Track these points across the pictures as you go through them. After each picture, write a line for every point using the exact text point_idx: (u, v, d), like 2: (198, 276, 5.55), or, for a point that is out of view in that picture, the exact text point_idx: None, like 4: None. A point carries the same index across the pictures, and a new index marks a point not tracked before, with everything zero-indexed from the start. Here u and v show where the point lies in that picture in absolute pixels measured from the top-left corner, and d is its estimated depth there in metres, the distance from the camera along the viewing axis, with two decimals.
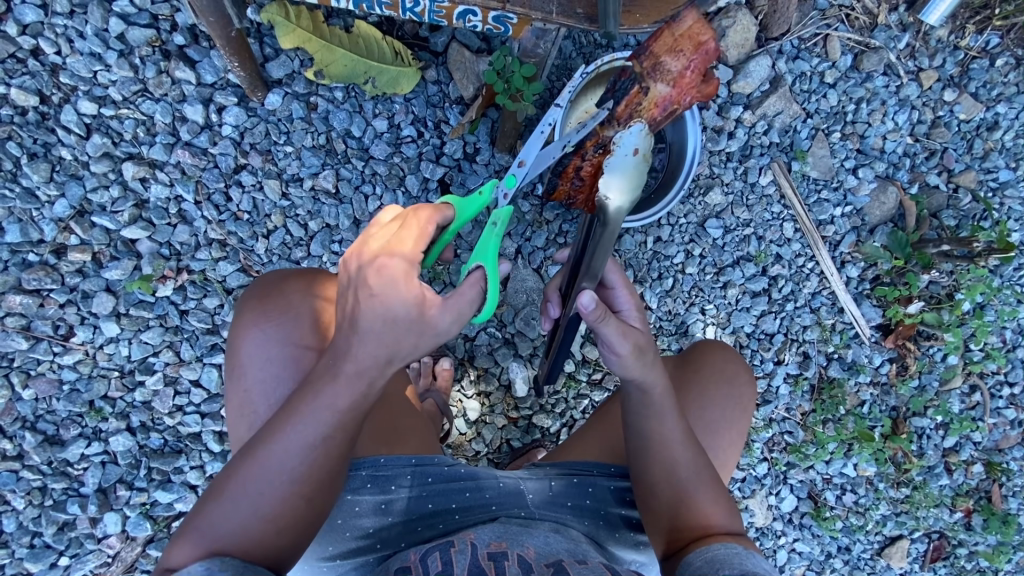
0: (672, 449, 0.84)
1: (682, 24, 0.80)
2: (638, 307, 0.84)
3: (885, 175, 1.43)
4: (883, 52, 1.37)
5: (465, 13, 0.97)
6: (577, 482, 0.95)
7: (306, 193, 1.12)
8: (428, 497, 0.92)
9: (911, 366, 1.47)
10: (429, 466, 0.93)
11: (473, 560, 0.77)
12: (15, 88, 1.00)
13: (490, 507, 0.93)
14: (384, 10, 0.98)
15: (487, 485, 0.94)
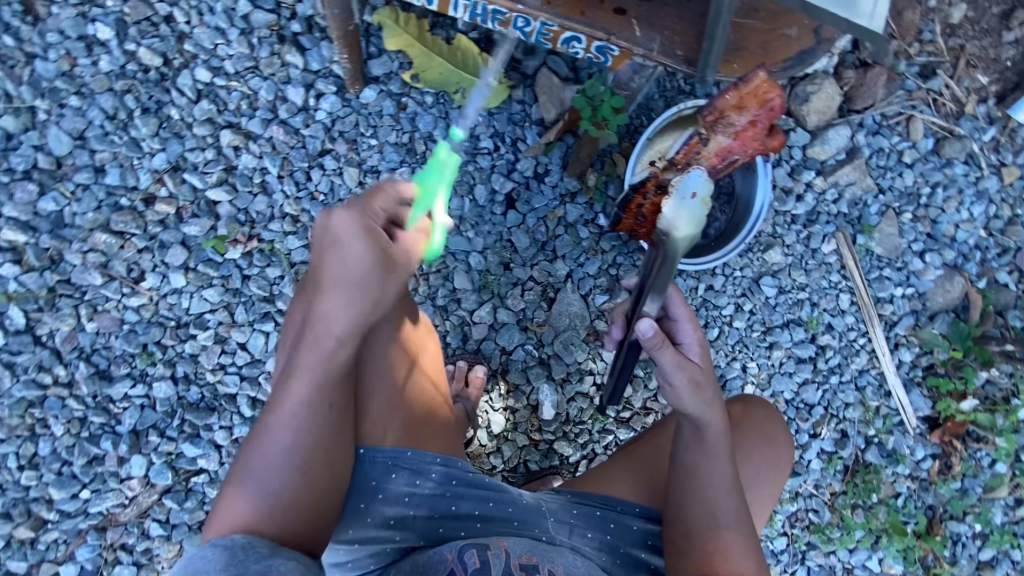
0: (716, 500, 0.83)
1: (753, 81, 0.95)
2: (702, 343, 0.85)
3: (953, 264, 1.39)
4: (965, 141, 1.36)
5: (569, 40, 1.02)
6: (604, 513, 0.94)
7: (381, 185, 1.18)
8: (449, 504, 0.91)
9: (955, 466, 1.41)
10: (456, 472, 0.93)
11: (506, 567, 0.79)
12: (144, 47, 1.07)
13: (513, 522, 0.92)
14: (495, 25, 1.04)
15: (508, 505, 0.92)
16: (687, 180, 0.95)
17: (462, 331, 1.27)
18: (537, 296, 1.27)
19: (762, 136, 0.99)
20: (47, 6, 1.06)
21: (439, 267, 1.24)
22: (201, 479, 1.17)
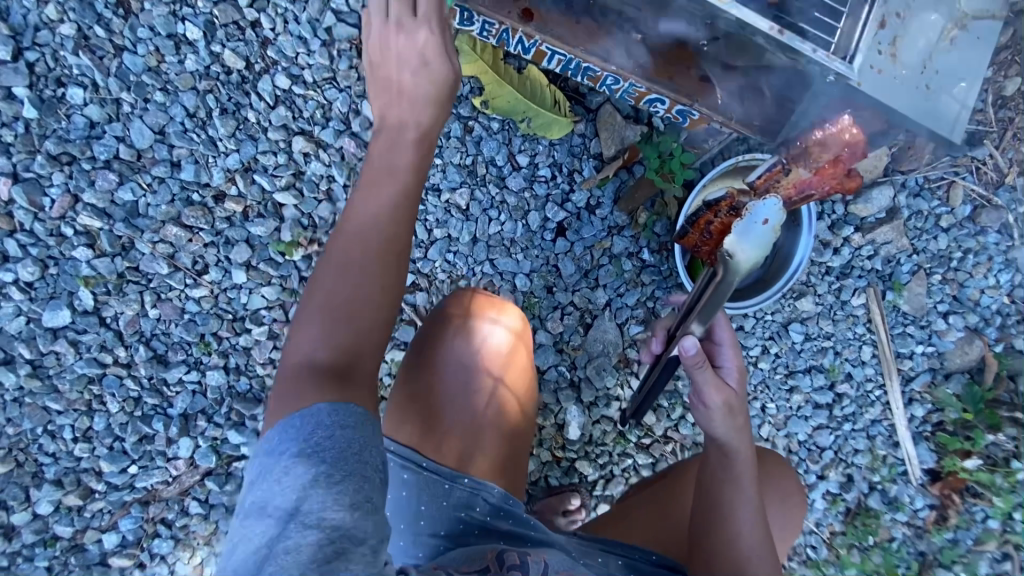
0: (744, 539, 0.89)
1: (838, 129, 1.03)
2: (739, 367, 0.93)
3: (975, 327, 1.44)
4: (1003, 211, 1.40)
5: (653, 100, 1.14)
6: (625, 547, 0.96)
7: (441, 204, 1.23)
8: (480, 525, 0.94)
9: (951, 518, 1.47)
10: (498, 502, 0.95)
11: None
12: (228, 49, 1.10)
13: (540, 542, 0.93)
14: (585, 79, 1.16)
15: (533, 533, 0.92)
16: (760, 205, 0.95)
17: None
18: (574, 322, 1.31)
19: (840, 176, 1.05)
20: (140, 1, 1.05)
21: (486, 285, 1.26)
22: (243, 465, 1.23)
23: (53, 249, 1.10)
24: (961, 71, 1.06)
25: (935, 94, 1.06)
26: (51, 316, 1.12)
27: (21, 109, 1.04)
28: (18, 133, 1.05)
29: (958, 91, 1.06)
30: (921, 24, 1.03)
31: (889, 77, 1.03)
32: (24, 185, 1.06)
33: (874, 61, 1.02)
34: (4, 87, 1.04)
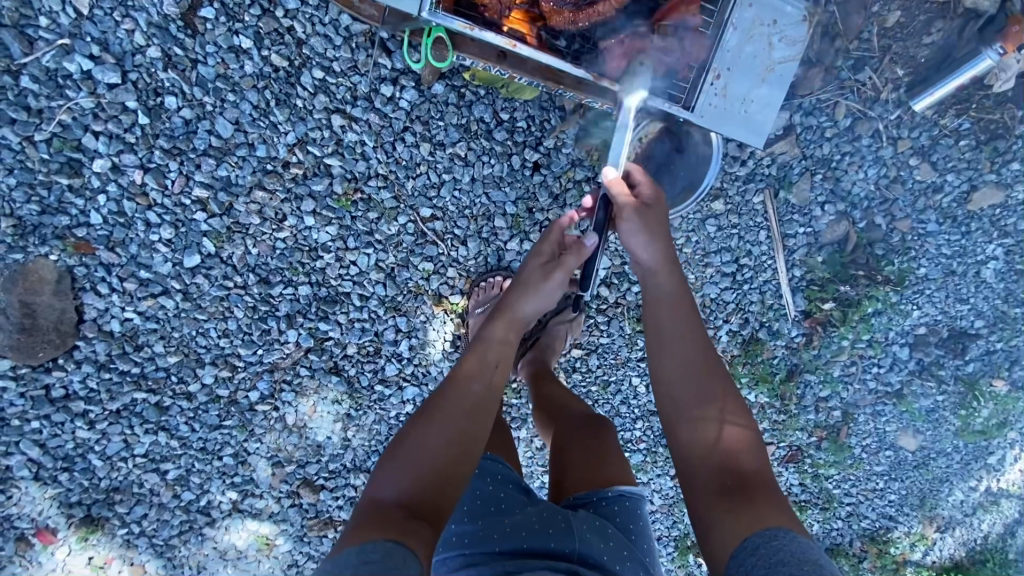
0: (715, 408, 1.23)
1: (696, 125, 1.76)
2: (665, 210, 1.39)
3: (845, 211, 1.97)
4: (873, 121, 1.84)
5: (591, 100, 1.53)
6: (602, 556, 1.20)
7: (447, 155, 1.65)
8: (476, 518, 1.29)
9: (815, 341, 2.15)
10: (491, 470, 1.37)
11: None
12: (275, 53, 1.46)
13: (532, 526, 1.24)
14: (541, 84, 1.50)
15: (517, 499, 1.34)
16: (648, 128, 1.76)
17: (497, 254, 1.81)
18: None
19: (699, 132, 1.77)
20: (203, 23, 1.41)
21: (484, 211, 1.75)
22: (331, 343, 1.81)
23: (180, 215, 1.56)
24: (779, 96, 1.52)
25: (759, 113, 1.52)
26: (188, 259, 1.61)
27: (137, 117, 1.44)
28: (138, 135, 1.46)
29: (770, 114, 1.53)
30: (746, 71, 1.49)
31: (724, 110, 1.51)
32: (152, 172, 1.49)
33: (711, 100, 1.50)
34: (121, 102, 1.43)
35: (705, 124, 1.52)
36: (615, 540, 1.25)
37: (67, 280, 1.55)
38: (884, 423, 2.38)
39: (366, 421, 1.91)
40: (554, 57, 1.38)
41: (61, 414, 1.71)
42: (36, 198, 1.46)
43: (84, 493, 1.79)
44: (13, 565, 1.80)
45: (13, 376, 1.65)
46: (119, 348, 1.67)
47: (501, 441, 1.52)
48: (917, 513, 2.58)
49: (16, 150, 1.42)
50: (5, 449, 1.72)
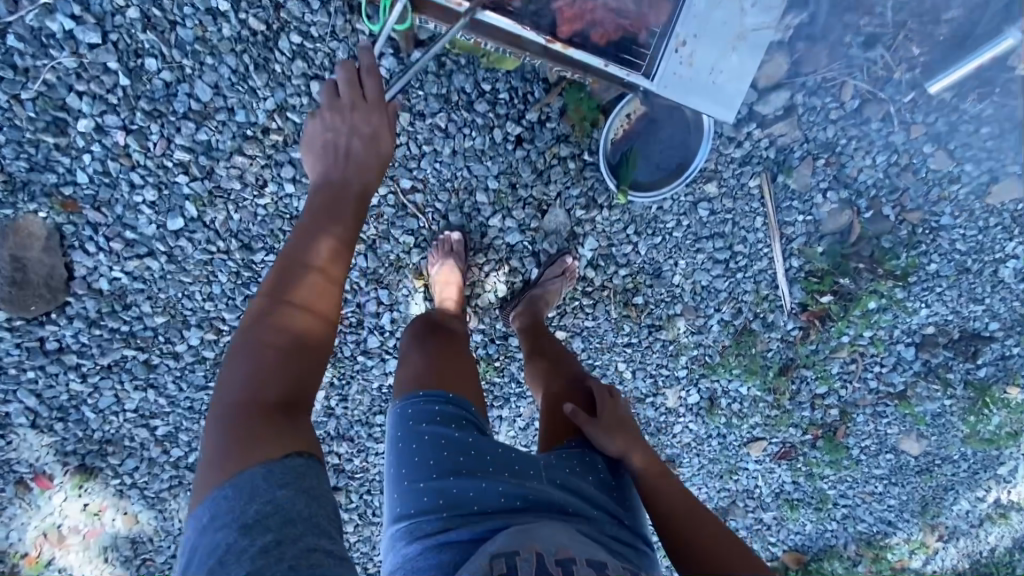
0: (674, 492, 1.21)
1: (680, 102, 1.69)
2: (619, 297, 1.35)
3: (849, 199, 1.87)
4: (883, 104, 1.74)
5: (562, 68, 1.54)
6: (579, 504, 1.12)
7: (427, 126, 1.65)
8: (445, 472, 1.12)
9: (813, 335, 2.06)
10: (452, 414, 1.19)
11: (546, 564, 0.92)
12: (253, 17, 1.45)
13: (513, 466, 1.14)
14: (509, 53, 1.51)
15: (490, 441, 1.17)
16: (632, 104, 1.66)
17: (481, 230, 1.83)
18: (533, 209, 1.80)
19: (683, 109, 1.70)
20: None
21: (466, 184, 1.75)
22: None
23: (162, 177, 1.58)
24: (744, 69, 1.56)
25: (723, 85, 1.57)
26: (172, 221, 1.63)
27: (118, 78, 1.46)
28: (120, 97, 1.48)
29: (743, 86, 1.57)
30: (711, 42, 1.53)
31: (688, 80, 1.55)
32: (134, 134, 1.51)
33: (676, 69, 1.54)
34: (103, 63, 1.45)
35: (670, 94, 1.56)
36: (591, 482, 1.20)
37: (57, 238, 1.60)
38: (885, 424, 2.28)
39: (350, 391, 1.98)
40: (513, 23, 1.43)
41: (55, 366, 1.78)
42: (25, 155, 1.50)
43: (78, 443, 1.88)
44: (13, 507, 1.90)
45: (8, 327, 1.71)
46: (109, 306, 1.71)
47: (468, 377, 1.32)
48: (918, 520, 2.48)
49: (4, 108, 1.46)
50: (4, 397, 1.80)
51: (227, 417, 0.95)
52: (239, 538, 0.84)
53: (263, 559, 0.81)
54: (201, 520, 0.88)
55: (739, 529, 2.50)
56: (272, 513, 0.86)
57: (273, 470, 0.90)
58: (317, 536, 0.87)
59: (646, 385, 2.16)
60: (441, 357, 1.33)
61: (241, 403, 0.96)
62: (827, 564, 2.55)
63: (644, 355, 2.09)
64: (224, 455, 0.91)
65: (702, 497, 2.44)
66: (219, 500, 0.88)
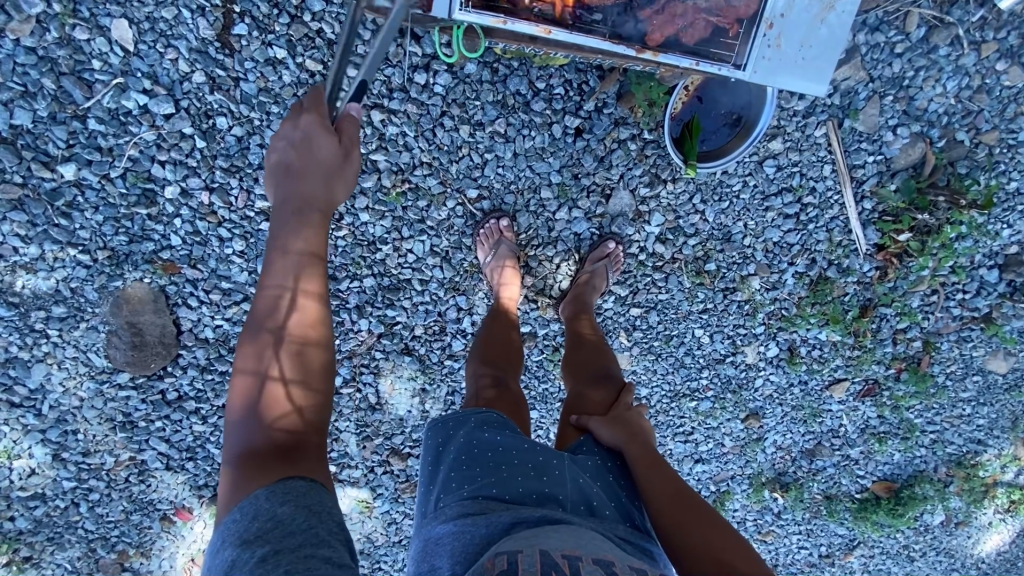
0: (659, 471, 1.25)
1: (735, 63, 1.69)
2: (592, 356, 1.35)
3: (920, 132, 1.82)
4: (952, 28, 1.69)
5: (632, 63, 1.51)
6: (595, 501, 1.17)
7: (487, 134, 1.68)
8: (473, 463, 1.20)
9: (890, 273, 2.04)
10: (487, 418, 1.33)
11: (552, 558, 0.95)
12: (309, 58, 1.47)
13: (537, 458, 1.21)
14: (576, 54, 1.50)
15: (516, 440, 1.25)
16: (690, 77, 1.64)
17: (548, 225, 1.86)
18: (598, 196, 1.82)
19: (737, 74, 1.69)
20: (238, 41, 1.44)
21: (530, 184, 1.77)
22: (400, 326, 1.94)
23: (248, 227, 1.64)
24: (836, 41, 1.49)
25: (814, 62, 1.50)
26: (261, 266, 1.69)
27: (195, 142, 1.52)
28: (198, 159, 1.54)
29: (829, 63, 1.50)
30: (801, 19, 1.46)
31: (778, 62, 1.49)
32: (216, 192, 1.58)
33: (764, 53, 1.48)
34: (179, 130, 1.50)
35: (759, 78, 1.50)
36: (605, 488, 1.23)
37: (162, 299, 1.70)
38: (970, 348, 2.25)
39: (442, 394, 2.07)
40: (593, 39, 1.41)
41: (179, 413, 1.89)
42: (122, 230, 1.58)
43: (208, 476, 2.02)
44: (162, 539, 2.07)
45: (133, 385, 1.82)
46: (216, 352, 1.80)
47: (510, 400, 1.49)
48: (1009, 435, 2.48)
49: (96, 189, 1.53)
50: (138, 447, 1.93)
51: (244, 458, 0.98)
52: (240, 552, 0.88)
53: (260, 567, 0.85)
54: (215, 544, 0.92)
55: (827, 468, 2.52)
56: (270, 527, 0.89)
57: (275, 489, 0.93)
58: (316, 545, 0.89)
59: (724, 346, 2.18)
60: (487, 387, 1.51)
61: (255, 447, 0.98)
62: (919, 489, 2.56)
63: (720, 318, 2.11)
64: (243, 483, 0.95)
65: (787, 443, 2.46)
66: (230, 523, 0.92)
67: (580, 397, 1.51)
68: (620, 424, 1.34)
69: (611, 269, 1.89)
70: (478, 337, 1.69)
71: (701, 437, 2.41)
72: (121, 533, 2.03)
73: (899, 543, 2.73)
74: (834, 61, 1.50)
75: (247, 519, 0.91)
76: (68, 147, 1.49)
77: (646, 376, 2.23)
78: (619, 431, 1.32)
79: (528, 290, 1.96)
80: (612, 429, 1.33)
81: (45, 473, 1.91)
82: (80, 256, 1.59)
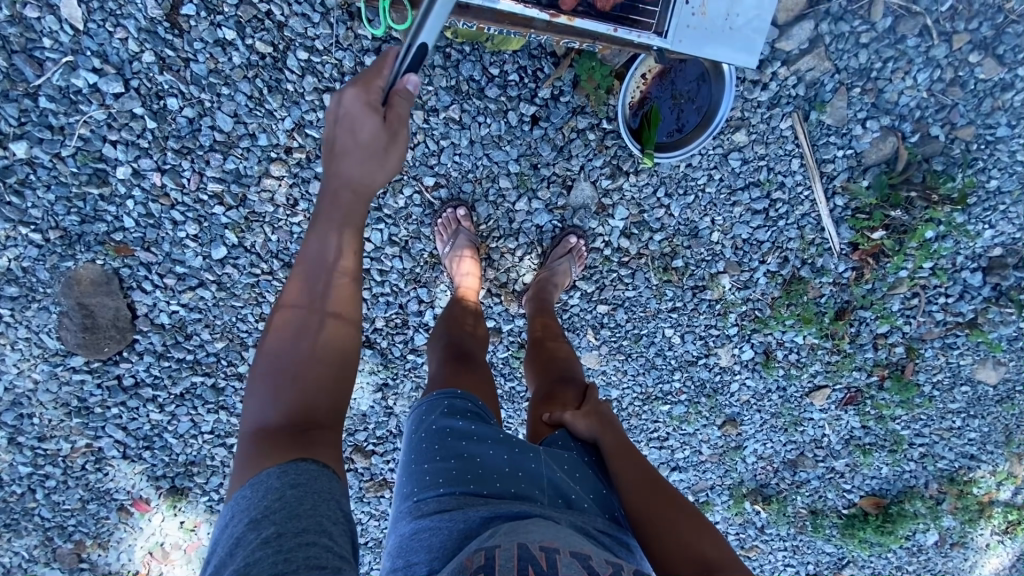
0: (636, 465, 1.18)
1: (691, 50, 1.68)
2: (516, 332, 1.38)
3: (891, 126, 1.78)
4: (919, 18, 1.66)
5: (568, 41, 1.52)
6: (573, 494, 1.09)
7: (441, 120, 1.70)
8: (446, 454, 1.11)
9: (867, 274, 1.96)
10: (458, 405, 1.21)
11: (530, 552, 0.88)
12: (258, 40, 1.50)
13: (513, 449, 1.12)
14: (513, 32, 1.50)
15: (491, 429, 1.16)
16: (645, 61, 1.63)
17: (508, 216, 1.84)
18: (558, 186, 1.80)
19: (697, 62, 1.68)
20: (187, 21, 1.48)
21: (488, 172, 1.77)
22: (360, 318, 1.91)
23: (201, 210, 1.64)
24: (761, 8, 1.50)
25: (741, 30, 1.51)
26: (215, 250, 1.68)
27: (145, 122, 1.55)
28: (150, 140, 1.56)
29: (759, 27, 1.51)
30: None
31: (704, 30, 1.49)
32: (168, 173, 1.59)
33: (689, 21, 1.49)
34: (129, 110, 1.53)
35: (686, 48, 1.51)
36: (583, 480, 1.15)
37: (115, 281, 1.69)
38: (957, 356, 2.15)
39: (404, 389, 2.03)
40: (515, 4, 1.40)
41: (134, 400, 1.86)
42: (74, 209, 1.60)
43: (166, 467, 1.96)
44: (118, 531, 2.00)
45: (87, 369, 1.80)
46: (172, 338, 1.78)
47: (481, 381, 1.35)
48: (1003, 450, 2.35)
49: (48, 167, 1.56)
50: (94, 433, 1.89)
51: (246, 459, 0.94)
52: (247, 530, 0.85)
53: (263, 549, 0.81)
54: (225, 517, 0.90)
55: (811, 480, 2.41)
56: (278, 508, 0.86)
57: (287, 470, 0.90)
58: (318, 533, 0.85)
59: (697, 347, 2.11)
60: (454, 366, 1.37)
61: (253, 445, 0.94)
62: (908, 506, 2.43)
63: (690, 317, 2.04)
64: (245, 467, 0.93)
65: (768, 453, 2.36)
66: (240, 499, 0.90)
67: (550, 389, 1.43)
68: (594, 414, 1.27)
69: (573, 265, 1.85)
70: (439, 324, 1.59)
71: (676, 443, 2.33)
72: (78, 523, 1.97)
73: (890, 564, 2.60)
74: (764, 27, 1.52)
75: (250, 501, 0.88)
76: (20, 125, 1.52)
77: (616, 377, 2.17)
78: (595, 421, 1.25)
79: (491, 283, 1.92)
80: (587, 420, 1.25)
81: (1, 457, 1.88)
82: (31, 235, 1.61)
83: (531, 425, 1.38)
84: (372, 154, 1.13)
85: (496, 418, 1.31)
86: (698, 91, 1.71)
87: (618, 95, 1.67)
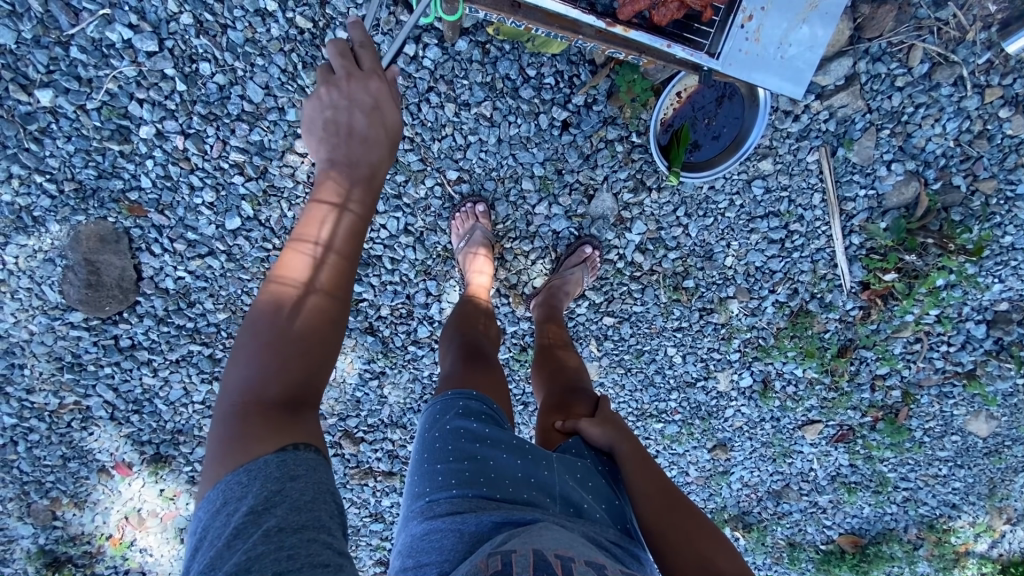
0: (653, 476, 1.16)
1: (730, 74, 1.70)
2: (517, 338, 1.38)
3: (914, 171, 1.79)
4: (956, 67, 1.67)
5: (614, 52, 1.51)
6: (584, 503, 1.09)
7: (472, 115, 1.70)
8: (460, 456, 1.09)
9: (874, 314, 1.97)
10: (474, 408, 1.19)
11: (546, 560, 0.88)
12: (299, 15, 1.50)
13: (526, 455, 1.11)
14: (562, 37, 1.49)
15: (505, 433, 1.15)
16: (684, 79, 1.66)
17: (526, 218, 1.83)
18: (579, 195, 1.80)
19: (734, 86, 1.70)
20: None
21: (511, 173, 1.77)
22: (365, 304, 1.90)
23: (220, 178, 1.63)
24: (816, 43, 1.50)
25: (793, 61, 1.51)
26: (229, 221, 1.66)
27: (175, 84, 1.53)
28: (177, 102, 1.55)
29: (811, 58, 1.51)
30: (781, 13, 1.47)
31: (755, 55, 1.50)
32: (192, 138, 1.58)
33: (742, 45, 1.50)
34: (160, 70, 1.52)
35: (735, 71, 1.51)
36: (596, 489, 1.14)
37: (125, 240, 1.67)
38: (951, 405, 2.15)
39: (401, 379, 2.01)
40: (569, 7, 1.41)
41: (129, 362, 1.83)
42: (92, 163, 1.58)
43: (153, 433, 1.93)
44: (96, 493, 1.97)
45: (85, 327, 1.77)
46: (175, 304, 1.76)
47: (495, 382, 1.34)
48: (985, 503, 2.36)
49: (71, 118, 1.54)
50: (84, 392, 1.86)
51: (229, 431, 0.88)
52: (245, 523, 0.80)
53: (265, 544, 0.78)
54: (212, 503, 0.84)
55: (793, 513, 2.41)
56: (278, 501, 0.82)
57: (285, 458, 0.86)
58: (318, 529, 0.82)
59: (697, 369, 2.11)
60: (469, 367, 1.35)
61: (239, 421, 0.88)
62: (886, 548, 2.43)
63: (695, 339, 2.04)
64: (228, 447, 0.87)
65: (754, 481, 2.36)
66: (231, 485, 0.84)
67: (562, 399, 1.42)
68: (609, 423, 1.24)
69: (585, 274, 1.84)
70: (451, 322, 1.58)
71: (664, 461, 2.32)
72: (56, 480, 1.94)
73: None
74: (812, 62, 1.51)
75: (240, 489, 0.83)
76: (47, 73, 1.51)
77: (613, 390, 2.16)
78: (610, 429, 1.23)
79: (500, 283, 1.91)
80: (602, 429, 1.23)
81: None
82: (46, 184, 1.59)
83: (542, 430, 1.37)
84: (366, 140, 1.10)
85: (509, 422, 1.30)
86: (732, 113, 1.72)
87: (651, 108, 1.68)
